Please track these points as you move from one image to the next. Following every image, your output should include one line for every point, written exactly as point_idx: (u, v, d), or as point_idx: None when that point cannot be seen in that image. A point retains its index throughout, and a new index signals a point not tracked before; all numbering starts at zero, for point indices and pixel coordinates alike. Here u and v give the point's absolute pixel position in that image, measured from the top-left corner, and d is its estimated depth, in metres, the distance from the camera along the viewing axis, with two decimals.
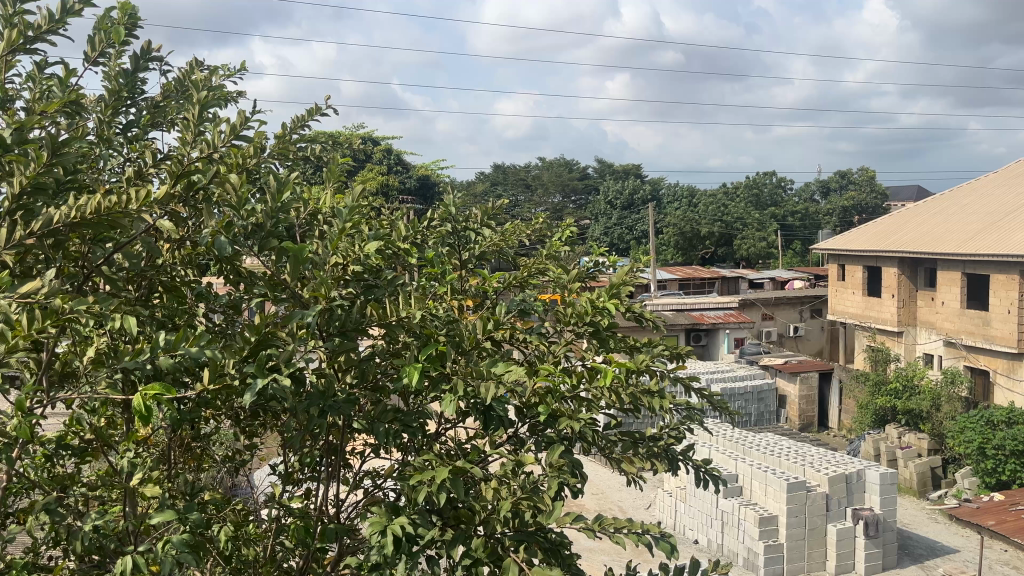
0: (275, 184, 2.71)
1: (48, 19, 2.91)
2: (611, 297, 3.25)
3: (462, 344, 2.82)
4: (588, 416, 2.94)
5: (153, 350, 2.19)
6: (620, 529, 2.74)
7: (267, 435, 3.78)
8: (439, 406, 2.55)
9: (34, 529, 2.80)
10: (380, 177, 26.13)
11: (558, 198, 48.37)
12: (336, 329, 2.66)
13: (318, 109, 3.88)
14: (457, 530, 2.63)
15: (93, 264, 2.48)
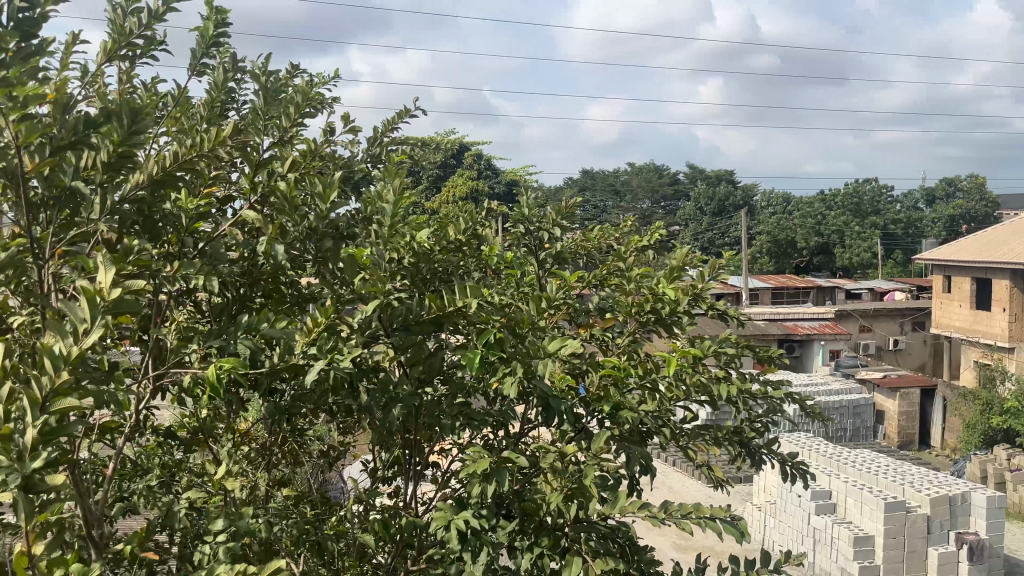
0: (322, 185, 2.62)
1: (140, 23, 2.87)
2: (675, 287, 3.13)
3: (516, 328, 2.72)
4: (655, 406, 2.83)
5: (237, 329, 2.25)
6: (688, 516, 2.67)
7: (359, 434, 3.86)
8: (502, 391, 2.50)
9: (136, 511, 2.93)
10: (470, 183, 26.51)
11: (648, 204, 47.88)
12: (398, 325, 2.60)
13: (408, 111, 3.94)
14: (529, 525, 2.63)
15: (186, 252, 2.55)
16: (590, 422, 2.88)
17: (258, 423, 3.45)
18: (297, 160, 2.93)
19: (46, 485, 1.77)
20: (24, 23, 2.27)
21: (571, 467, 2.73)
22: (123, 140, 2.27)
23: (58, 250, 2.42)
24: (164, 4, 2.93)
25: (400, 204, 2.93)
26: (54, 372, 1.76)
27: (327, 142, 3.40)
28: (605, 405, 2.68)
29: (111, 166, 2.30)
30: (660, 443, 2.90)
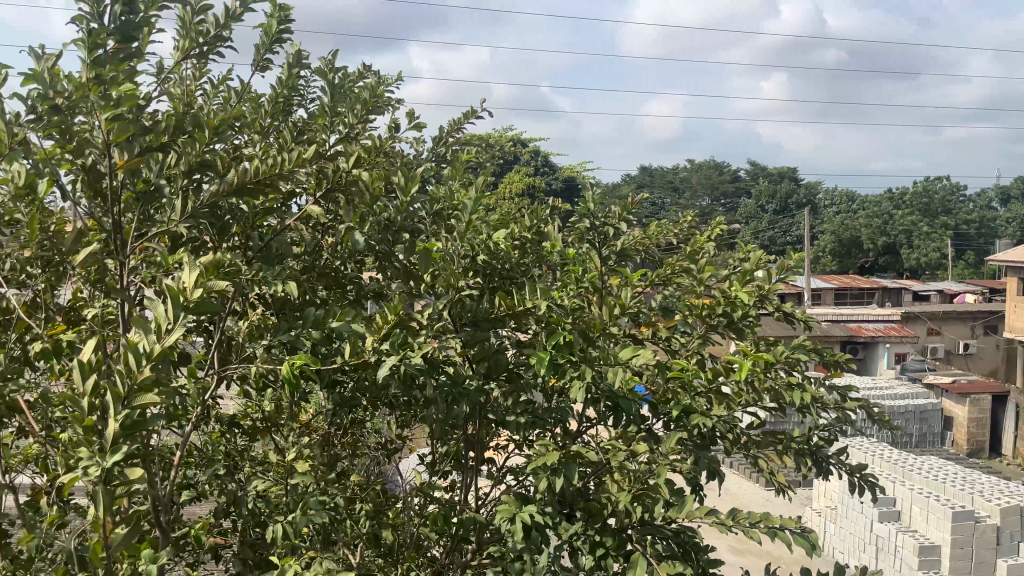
0: (404, 177, 2.66)
1: (216, 25, 2.95)
2: (746, 289, 3.07)
3: (588, 332, 2.70)
4: (724, 411, 2.79)
5: (308, 326, 2.28)
6: (756, 524, 2.62)
7: (414, 428, 3.88)
8: (568, 396, 2.48)
9: (201, 497, 3.00)
10: (528, 179, 26.51)
11: (707, 201, 47.22)
12: (467, 320, 2.68)
13: (471, 109, 3.96)
14: (590, 524, 2.61)
15: (256, 247, 2.60)
16: (654, 423, 2.85)
17: (319, 414, 3.50)
18: (366, 157, 2.97)
19: (124, 477, 1.85)
20: (125, 25, 2.37)
21: (634, 469, 2.71)
22: (202, 149, 2.44)
23: (138, 245, 2.51)
24: (241, 5, 3.00)
25: (479, 201, 2.90)
26: (137, 370, 1.83)
27: (395, 141, 3.44)
28: (674, 409, 2.64)
29: (190, 171, 2.45)
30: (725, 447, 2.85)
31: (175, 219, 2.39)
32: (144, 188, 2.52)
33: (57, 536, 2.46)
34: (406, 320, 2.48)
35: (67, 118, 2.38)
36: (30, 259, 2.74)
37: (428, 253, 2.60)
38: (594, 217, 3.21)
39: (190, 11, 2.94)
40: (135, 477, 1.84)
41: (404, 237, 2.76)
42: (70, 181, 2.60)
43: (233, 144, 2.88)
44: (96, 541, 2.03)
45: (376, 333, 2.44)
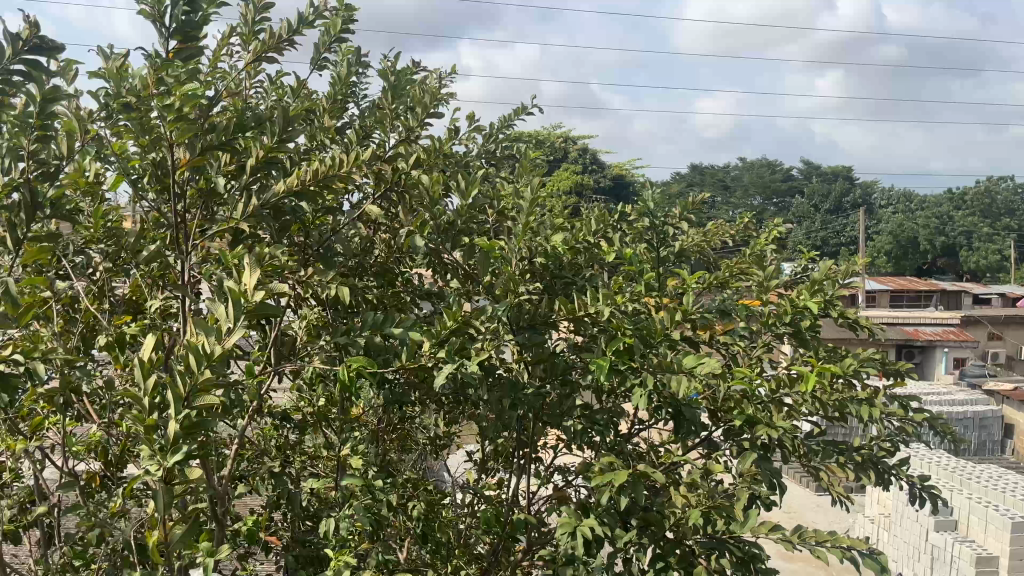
0: (464, 181, 2.72)
1: (288, 29, 2.97)
2: (814, 296, 2.97)
3: (648, 337, 2.64)
4: (786, 421, 2.73)
5: (367, 330, 2.29)
6: (823, 543, 2.60)
7: (463, 423, 3.89)
8: (630, 404, 2.46)
9: (256, 490, 3.05)
10: (576, 176, 26.42)
11: (758, 200, 46.51)
12: (525, 322, 2.70)
13: (523, 106, 3.94)
14: (645, 533, 2.58)
15: (315, 246, 2.63)
16: (712, 430, 2.81)
17: (370, 409, 3.53)
18: (423, 157, 2.97)
19: (185, 477, 1.89)
20: (187, 25, 2.38)
21: (692, 479, 2.68)
22: (272, 149, 2.47)
23: (200, 242, 2.57)
24: (310, 10, 3.03)
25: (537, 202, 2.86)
26: (198, 372, 1.87)
27: (452, 140, 3.44)
28: (738, 419, 2.58)
29: (255, 170, 2.49)
30: (784, 456, 2.79)
31: (239, 217, 2.44)
32: (206, 185, 2.57)
33: (119, 525, 2.53)
34: (464, 322, 2.46)
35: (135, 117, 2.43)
36: (95, 252, 2.81)
37: (488, 255, 2.60)
38: (652, 217, 3.17)
39: (254, 10, 2.97)
40: (196, 476, 1.89)
41: (460, 239, 2.78)
42: (135, 177, 2.66)
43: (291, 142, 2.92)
44: (158, 535, 2.08)
45: (433, 336, 2.44)
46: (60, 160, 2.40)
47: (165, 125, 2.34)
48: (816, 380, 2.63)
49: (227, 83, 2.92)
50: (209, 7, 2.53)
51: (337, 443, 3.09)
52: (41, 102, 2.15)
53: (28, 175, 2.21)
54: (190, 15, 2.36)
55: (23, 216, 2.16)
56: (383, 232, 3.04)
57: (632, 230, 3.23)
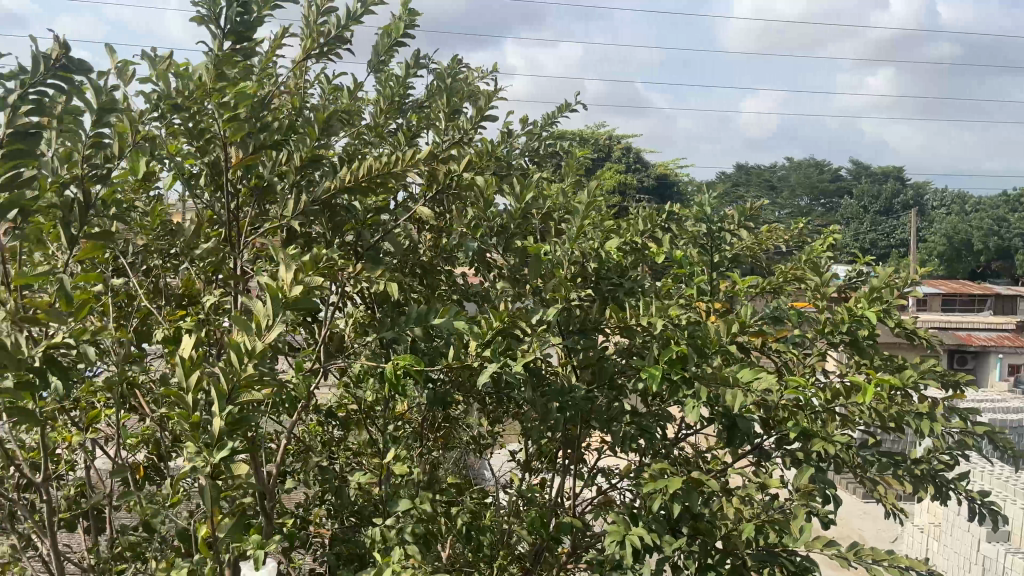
0: (518, 186, 2.76)
1: (337, 26, 3.01)
2: (872, 304, 2.89)
3: (703, 347, 2.59)
4: (840, 431, 2.66)
5: (417, 331, 2.31)
6: (880, 561, 2.56)
7: (507, 422, 3.89)
8: (682, 413, 2.43)
9: (303, 486, 3.09)
10: (619, 175, 26.29)
11: (805, 200, 45.76)
12: (576, 326, 2.72)
13: (569, 105, 3.93)
14: (695, 542, 2.56)
15: (364, 247, 2.65)
16: (763, 438, 2.78)
17: (416, 407, 3.55)
18: (475, 159, 2.99)
19: (229, 471, 1.98)
20: (241, 26, 2.41)
21: (743, 490, 2.65)
22: (313, 146, 2.48)
23: (252, 240, 2.62)
24: (361, 7, 3.07)
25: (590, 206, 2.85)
26: (240, 367, 1.90)
27: (502, 140, 3.45)
28: (793, 431, 2.53)
29: (302, 168, 2.52)
30: (836, 467, 2.75)
31: (290, 215, 2.48)
32: (257, 184, 2.61)
33: (172, 517, 2.59)
34: (512, 325, 2.47)
35: (191, 117, 2.49)
36: (151, 248, 2.89)
37: (539, 259, 2.61)
38: (706, 221, 3.14)
39: (317, 11, 3.03)
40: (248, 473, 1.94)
41: (512, 242, 2.80)
42: (191, 176, 2.72)
43: (342, 141, 2.96)
44: (209, 527, 2.13)
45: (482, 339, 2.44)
46: (118, 159, 2.47)
47: (218, 125, 2.38)
48: (874, 392, 2.58)
49: (281, 83, 2.96)
50: (266, 9, 2.56)
51: (382, 440, 3.12)
52: (95, 107, 2.21)
53: (84, 175, 2.27)
54: (248, 17, 2.40)
55: (76, 216, 2.22)
56: (431, 232, 3.05)
57: (684, 233, 3.21)
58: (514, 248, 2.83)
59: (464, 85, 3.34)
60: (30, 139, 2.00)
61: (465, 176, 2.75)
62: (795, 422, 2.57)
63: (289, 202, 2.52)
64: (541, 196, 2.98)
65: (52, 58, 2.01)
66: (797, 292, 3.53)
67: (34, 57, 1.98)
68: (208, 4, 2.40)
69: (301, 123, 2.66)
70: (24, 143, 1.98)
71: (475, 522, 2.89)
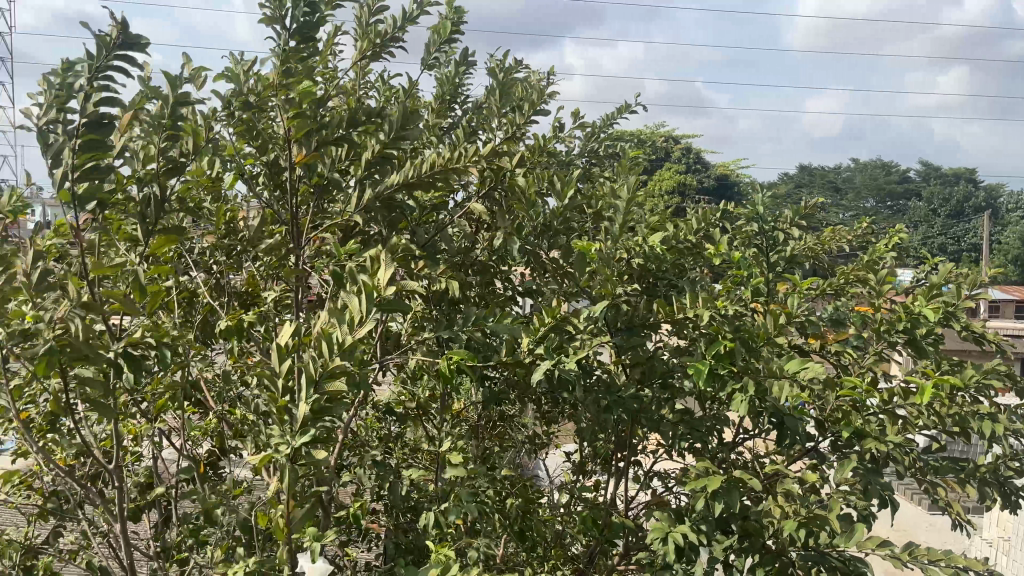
0: (566, 182, 2.76)
1: (395, 28, 3.06)
2: (930, 302, 2.81)
3: (752, 341, 2.57)
4: (900, 434, 2.59)
5: (465, 324, 2.33)
6: (936, 563, 2.49)
7: (562, 423, 3.88)
8: (730, 409, 2.41)
9: (359, 478, 3.15)
10: (678, 177, 26.04)
11: (871, 202, 44.58)
12: (624, 323, 2.68)
13: (627, 106, 3.92)
14: (747, 543, 2.53)
15: (418, 244, 2.69)
16: (820, 442, 2.73)
17: (471, 406, 3.59)
18: (528, 156, 3.00)
19: (312, 458, 2.02)
20: (305, 26, 2.47)
21: (797, 489, 2.61)
22: (388, 145, 2.54)
23: (312, 237, 2.68)
24: (416, 7, 3.11)
25: (634, 202, 2.84)
26: (329, 357, 1.97)
27: (557, 140, 3.46)
28: (845, 430, 2.47)
29: (372, 165, 2.58)
30: (895, 471, 2.68)
31: (350, 209, 2.53)
32: (317, 182, 2.68)
33: (234, 506, 2.67)
34: (564, 321, 2.47)
35: (253, 116, 2.58)
36: (215, 245, 2.97)
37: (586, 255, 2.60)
38: (761, 221, 3.08)
39: (370, 13, 3.08)
40: (320, 460, 2.01)
41: (557, 240, 2.83)
42: (252, 176, 2.81)
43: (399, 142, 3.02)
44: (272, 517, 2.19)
45: (533, 333, 2.45)
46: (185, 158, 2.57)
47: (283, 120, 2.44)
48: (932, 393, 2.51)
49: (340, 84, 3.03)
50: (328, 9, 2.64)
51: (436, 437, 3.16)
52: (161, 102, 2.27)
53: (159, 173, 2.35)
54: (310, 15, 2.45)
55: (153, 210, 2.30)
56: (485, 231, 3.07)
57: (738, 232, 3.16)
58: (561, 246, 2.83)
59: (519, 85, 3.36)
60: (104, 128, 2.08)
61: (515, 172, 2.77)
62: (848, 420, 2.52)
63: (351, 197, 2.58)
64: (591, 194, 2.98)
65: (111, 37, 2.04)
66: (859, 295, 3.45)
67: (92, 43, 2.03)
68: (273, 4, 2.45)
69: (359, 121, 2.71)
70: (98, 133, 2.07)
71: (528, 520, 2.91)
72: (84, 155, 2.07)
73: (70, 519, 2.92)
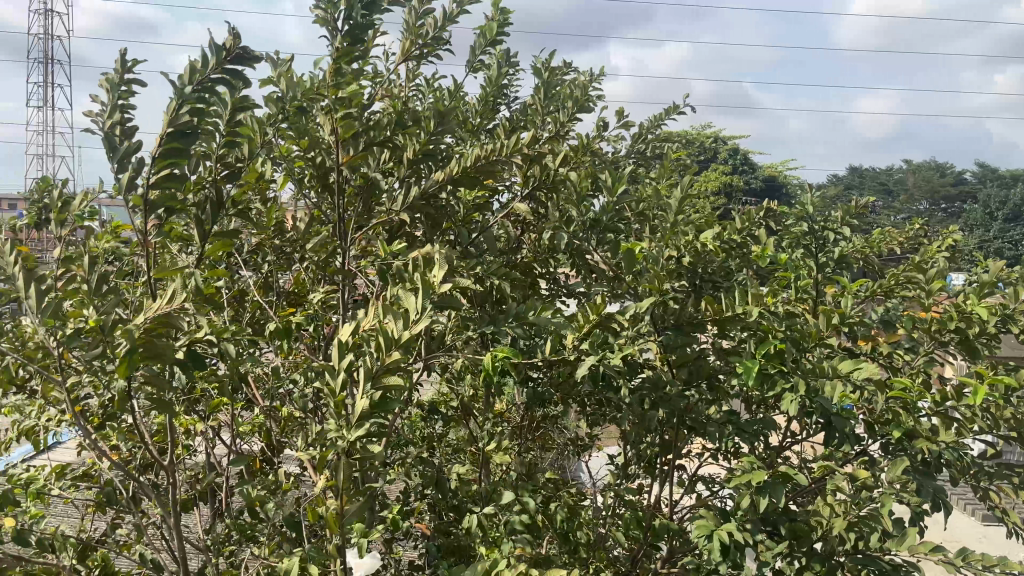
0: (613, 179, 2.74)
1: (442, 30, 3.09)
2: (984, 301, 2.73)
3: (800, 340, 2.52)
4: (954, 437, 2.52)
5: (510, 320, 2.32)
6: (991, 568, 2.42)
7: (607, 426, 3.85)
8: (778, 407, 2.37)
9: (403, 475, 3.16)
10: (725, 181, 25.79)
11: (925, 205, 43.52)
12: (671, 322, 2.62)
13: (675, 108, 3.89)
14: (795, 545, 2.48)
15: (464, 243, 2.69)
16: (870, 445, 2.67)
17: (514, 408, 3.58)
18: (573, 156, 2.99)
19: (367, 453, 2.03)
20: (357, 27, 2.50)
21: (847, 491, 2.55)
22: (428, 141, 2.58)
23: (359, 235, 2.71)
24: (460, 9, 3.14)
25: (681, 201, 2.81)
26: (385, 352, 2.00)
27: (603, 141, 3.44)
28: (895, 431, 2.41)
29: (417, 162, 2.61)
30: (949, 476, 2.60)
31: (399, 207, 2.55)
32: (364, 182, 2.71)
33: (280, 500, 2.71)
34: (610, 318, 2.46)
35: (303, 115, 2.62)
36: (265, 245, 3.02)
37: (633, 253, 2.56)
38: (810, 221, 3.03)
39: (414, 15, 3.09)
40: (372, 454, 2.04)
41: (606, 237, 2.78)
42: (301, 176, 2.86)
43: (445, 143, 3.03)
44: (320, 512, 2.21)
45: (578, 330, 2.44)
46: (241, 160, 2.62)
47: (332, 119, 2.48)
48: (987, 393, 2.43)
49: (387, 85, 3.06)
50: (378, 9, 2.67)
51: (480, 436, 3.17)
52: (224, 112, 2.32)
53: (218, 175, 2.40)
54: (364, 17, 2.46)
55: (211, 210, 2.35)
56: (530, 232, 3.07)
57: (787, 233, 3.11)
58: (609, 244, 2.80)
59: (564, 86, 3.36)
60: (188, 138, 2.10)
61: (560, 170, 2.77)
62: (899, 422, 2.46)
63: (398, 195, 2.60)
64: (637, 193, 2.96)
65: (225, 50, 2.16)
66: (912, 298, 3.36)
67: (206, 53, 2.12)
68: (327, 6, 2.47)
69: (407, 120, 2.73)
70: (182, 142, 2.09)
71: (574, 521, 2.90)
72: (161, 161, 2.11)
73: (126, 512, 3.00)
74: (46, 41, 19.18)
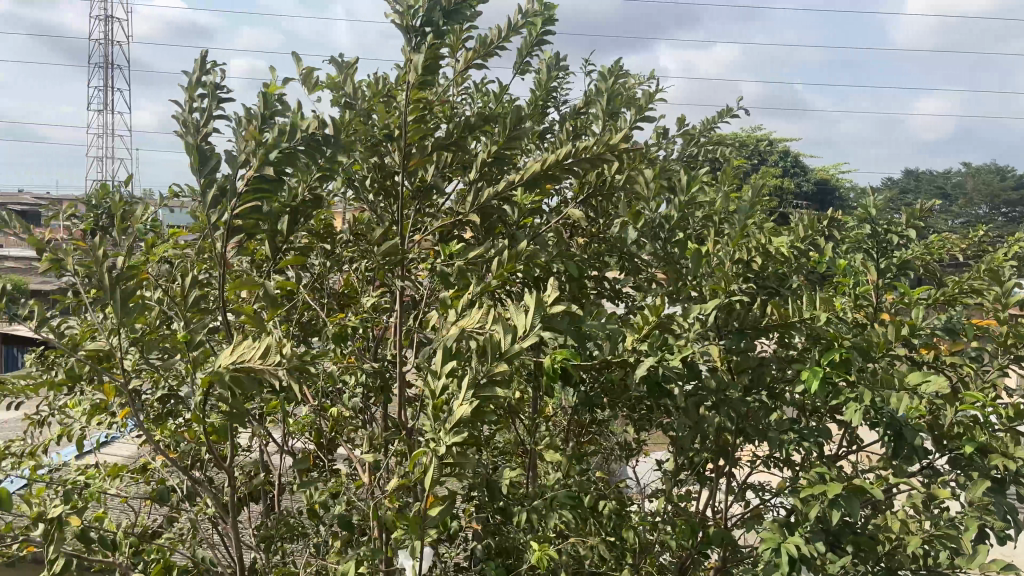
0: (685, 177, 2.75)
1: (498, 34, 3.08)
2: None
3: (868, 350, 2.46)
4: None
5: (570, 325, 2.31)
6: None
7: (653, 432, 3.81)
8: (844, 416, 2.32)
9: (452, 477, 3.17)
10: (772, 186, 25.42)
11: (982, 210, 42.33)
12: (734, 327, 2.57)
13: (728, 111, 3.84)
14: (858, 558, 2.42)
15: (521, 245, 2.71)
16: (937, 459, 2.61)
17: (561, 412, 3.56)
18: (630, 160, 2.97)
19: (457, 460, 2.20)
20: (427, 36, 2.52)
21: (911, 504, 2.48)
22: (506, 141, 2.57)
23: (415, 238, 2.72)
24: (519, 16, 3.15)
25: (745, 205, 2.76)
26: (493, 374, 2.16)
27: (657, 146, 3.41)
28: (968, 446, 2.34)
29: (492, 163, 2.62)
30: (1018, 493, 2.52)
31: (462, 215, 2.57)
32: (422, 185, 2.72)
33: (333, 499, 2.72)
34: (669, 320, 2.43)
35: (364, 119, 2.64)
36: (319, 247, 3.06)
37: (700, 257, 2.52)
38: (871, 226, 2.97)
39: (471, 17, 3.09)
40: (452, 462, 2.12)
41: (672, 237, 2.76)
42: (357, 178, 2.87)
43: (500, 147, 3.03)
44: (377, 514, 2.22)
45: (637, 334, 2.41)
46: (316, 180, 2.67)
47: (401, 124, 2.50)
48: None
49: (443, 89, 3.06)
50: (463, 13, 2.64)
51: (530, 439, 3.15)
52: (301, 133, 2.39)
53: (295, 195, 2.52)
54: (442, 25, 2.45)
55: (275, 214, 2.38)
56: (582, 234, 3.05)
57: (847, 240, 3.04)
58: (667, 249, 2.76)
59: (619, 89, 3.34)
60: (272, 184, 2.24)
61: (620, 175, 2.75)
62: (971, 436, 2.39)
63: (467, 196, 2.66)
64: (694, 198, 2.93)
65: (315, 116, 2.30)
66: (974, 307, 3.27)
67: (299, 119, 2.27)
68: (403, 14, 2.47)
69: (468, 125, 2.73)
70: (266, 186, 2.23)
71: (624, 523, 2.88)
72: (247, 196, 2.24)
73: (180, 508, 3.04)
74: (105, 46, 19.73)
